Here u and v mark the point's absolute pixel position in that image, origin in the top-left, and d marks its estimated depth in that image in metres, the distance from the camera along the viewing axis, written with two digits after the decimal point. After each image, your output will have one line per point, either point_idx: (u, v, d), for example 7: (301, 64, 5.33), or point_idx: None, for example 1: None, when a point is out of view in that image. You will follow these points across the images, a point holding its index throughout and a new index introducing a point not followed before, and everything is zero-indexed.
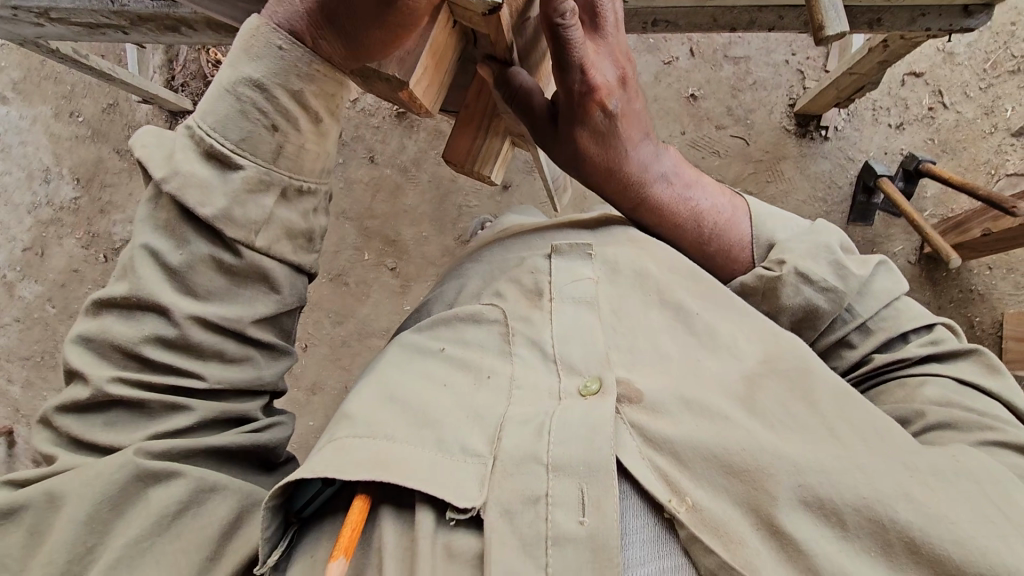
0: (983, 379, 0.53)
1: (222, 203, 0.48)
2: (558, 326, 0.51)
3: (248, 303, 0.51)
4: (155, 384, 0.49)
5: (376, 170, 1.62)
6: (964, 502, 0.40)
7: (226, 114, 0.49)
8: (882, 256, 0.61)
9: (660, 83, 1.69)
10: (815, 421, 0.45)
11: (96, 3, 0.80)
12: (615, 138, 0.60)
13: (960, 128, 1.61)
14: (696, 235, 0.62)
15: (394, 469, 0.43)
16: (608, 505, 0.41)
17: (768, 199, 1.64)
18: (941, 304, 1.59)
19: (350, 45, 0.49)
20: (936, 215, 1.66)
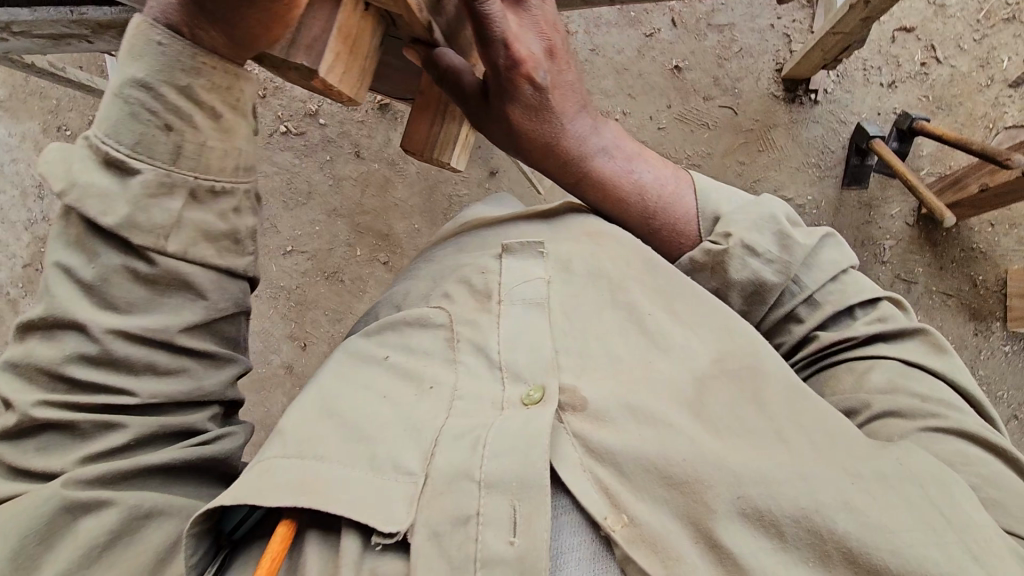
0: (928, 358, 0.58)
1: (125, 211, 0.48)
2: (504, 333, 0.55)
3: (173, 310, 0.51)
4: (83, 404, 0.49)
5: (363, 165, 1.61)
6: (900, 505, 0.46)
7: (117, 119, 0.49)
8: (829, 227, 0.65)
9: (644, 58, 1.64)
10: (759, 427, 0.50)
11: (55, 13, 0.79)
12: (547, 110, 0.64)
13: (954, 83, 1.60)
14: (640, 207, 0.67)
15: (319, 491, 0.46)
16: (537, 521, 0.44)
17: (760, 168, 1.61)
18: (942, 265, 1.59)
19: (232, 34, 0.50)
20: (932, 173, 1.62)
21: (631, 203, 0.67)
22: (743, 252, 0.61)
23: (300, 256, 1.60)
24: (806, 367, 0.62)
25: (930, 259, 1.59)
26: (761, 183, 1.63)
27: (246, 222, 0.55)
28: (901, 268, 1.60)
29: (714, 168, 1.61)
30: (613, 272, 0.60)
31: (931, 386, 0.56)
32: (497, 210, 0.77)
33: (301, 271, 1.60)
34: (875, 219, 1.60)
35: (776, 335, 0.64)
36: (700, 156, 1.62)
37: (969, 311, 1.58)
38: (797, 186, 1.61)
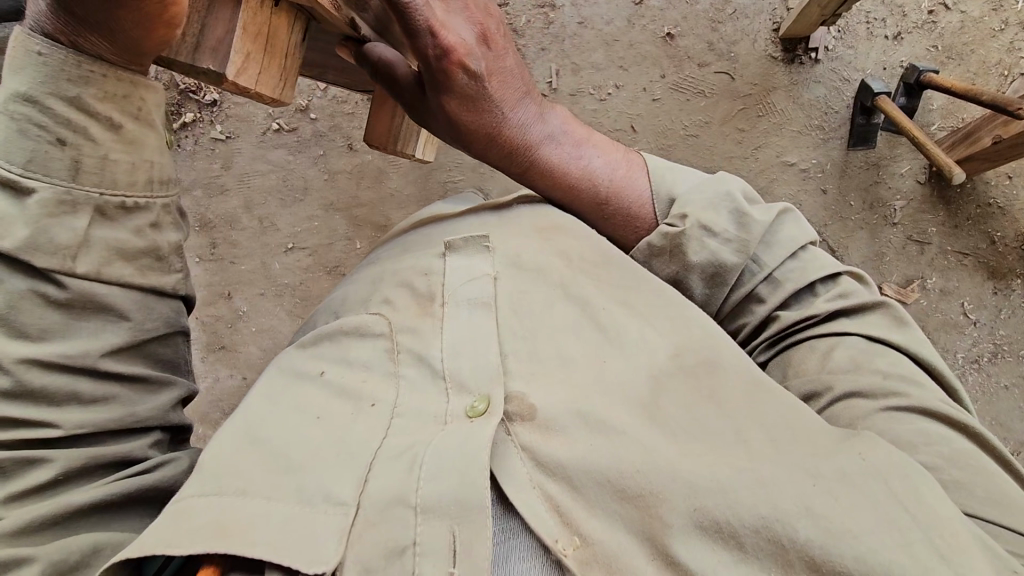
0: (888, 330, 0.68)
1: (24, 235, 0.52)
2: (444, 338, 0.63)
3: (92, 332, 0.56)
4: (0, 442, 0.51)
5: (356, 157, 1.58)
6: (867, 504, 0.49)
7: (7, 137, 0.53)
8: (788, 205, 0.76)
9: (634, 27, 1.56)
10: (709, 429, 0.56)
11: None
12: (477, 96, 0.73)
13: (966, 30, 1.52)
14: (591, 191, 0.78)
15: (237, 535, 0.52)
16: (477, 546, 0.51)
17: (760, 135, 1.55)
18: (958, 223, 1.52)
19: (114, 37, 0.55)
20: (944, 128, 1.53)
21: (583, 186, 0.78)
22: (701, 234, 0.71)
23: (301, 252, 1.58)
24: (771, 346, 0.71)
25: (947, 218, 1.52)
26: (765, 147, 1.55)
27: (166, 238, 0.62)
28: (913, 229, 1.53)
29: (713, 137, 1.55)
30: (570, 278, 0.68)
31: (892, 359, 0.65)
32: (449, 207, 0.85)
33: (302, 267, 1.58)
34: (884, 179, 1.53)
35: (741, 315, 0.74)
36: (697, 126, 1.55)
37: (988, 271, 1.52)
38: (800, 150, 1.54)
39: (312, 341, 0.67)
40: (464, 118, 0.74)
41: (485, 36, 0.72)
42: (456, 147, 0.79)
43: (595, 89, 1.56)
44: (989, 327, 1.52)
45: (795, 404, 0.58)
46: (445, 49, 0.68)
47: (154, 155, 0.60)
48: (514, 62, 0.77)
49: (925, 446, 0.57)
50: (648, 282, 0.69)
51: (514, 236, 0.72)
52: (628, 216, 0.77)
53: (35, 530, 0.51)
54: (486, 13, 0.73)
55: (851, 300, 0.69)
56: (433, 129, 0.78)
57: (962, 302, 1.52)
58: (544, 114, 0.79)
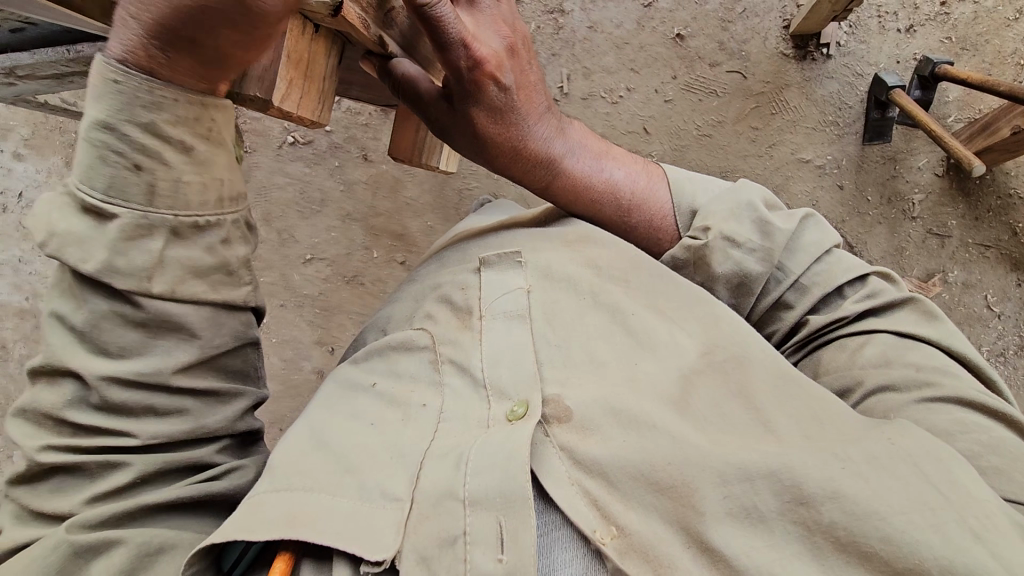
0: (916, 325, 0.68)
1: (103, 256, 0.54)
2: (483, 347, 0.65)
3: (166, 352, 0.59)
4: (87, 447, 0.57)
5: (373, 168, 1.61)
6: (899, 486, 0.49)
7: (90, 165, 0.54)
8: (810, 210, 0.76)
9: (644, 29, 1.57)
10: (743, 420, 0.58)
11: (56, 55, 0.87)
12: (505, 108, 0.73)
13: (979, 20, 1.51)
14: (614, 203, 0.79)
15: (308, 523, 0.55)
16: (522, 536, 0.53)
17: (774, 133, 1.54)
18: (978, 215, 1.51)
19: (203, 65, 0.55)
20: (960, 119, 1.52)
21: (605, 199, 0.79)
22: (724, 244, 0.71)
23: (320, 263, 1.60)
24: (805, 350, 0.72)
25: (967, 210, 1.51)
26: (778, 146, 1.54)
27: (235, 253, 0.63)
28: (933, 222, 1.52)
29: (727, 137, 1.55)
30: (598, 283, 0.69)
31: (925, 351, 0.65)
32: (484, 220, 0.89)
33: (322, 278, 1.60)
34: (901, 173, 1.52)
35: (770, 323, 0.75)
36: (710, 126, 1.56)
37: (1011, 262, 1.51)
38: (815, 147, 1.54)
39: (362, 356, 0.70)
40: (490, 130, 0.75)
41: (514, 47, 0.72)
42: (477, 159, 0.79)
43: (606, 93, 1.57)
44: (1014, 319, 1.50)
45: (823, 398, 0.59)
46: (477, 61, 0.68)
47: (223, 172, 0.61)
48: (537, 73, 0.77)
49: (962, 435, 0.57)
50: (678, 281, 0.70)
51: (548, 247, 0.73)
52: (651, 227, 0.79)
53: (117, 523, 0.57)
54: (513, 24, 0.73)
55: (879, 299, 0.70)
56: (456, 142, 0.77)
57: (985, 294, 1.51)
58: (564, 127, 0.80)
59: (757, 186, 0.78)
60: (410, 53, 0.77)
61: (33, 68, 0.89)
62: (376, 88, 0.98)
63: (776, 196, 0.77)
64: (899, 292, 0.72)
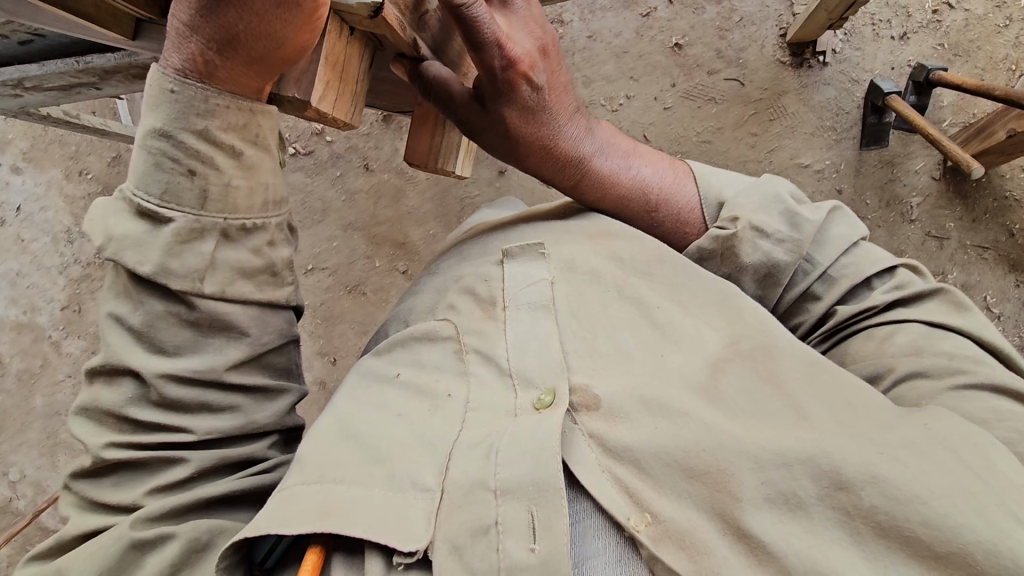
0: (949, 317, 0.68)
1: (158, 258, 0.56)
2: (509, 337, 0.65)
3: (217, 351, 0.60)
4: (147, 443, 0.59)
5: (374, 177, 1.61)
6: (937, 471, 0.48)
7: (147, 170, 0.56)
8: (836, 203, 0.77)
9: (642, 38, 1.60)
10: (777, 406, 0.57)
11: (65, 65, 0.88)
12: (537, 107, 0.74)
13: (971, 27, 1.54)
14: (643, 200, 0.79)
15: (340, 516, 0.55)
16: (555, 525, 0.52)
17: (774, 138, 1.57)
18: (976, 217, 1.53)
19: (254, 64, 0.57)
20: (955, 124, 1.55)
21: (633, 195, 0.80)
22: (753, 235, 0.72)
23: (323, 272, 1.61)
24: (833, 339, 0.73)
25: (964, 212, 1.53)
26: (779, 151, 1.56)
27: (279, 254, 0.63)
28: (931, 225, 1.54)
29: (726, 143, 1.57)
30: (623, 275, 0.70)
31: (955, 341, 0.66)
32: (501, 215, 0.89)
33: (324, 287, 1.61)
34: (898, 176, 1.55)
35: (798, 313, 0.75)
36: (710, 132, 1.57)
37: (1008, 263, 1.52)
38: (814, 152, 1.56)
39: (384, 349, 0.70)
40: (520, 128, 0.75)
41: (545, 48, 0.74)
42: (505, 159, 0.80)
43: (606, 101, 1.59)
44: (1012, 320, 1.51)
45: (855, 383, 0.59)
46: (512, 61, 0.69)
47: (269, 177, 0.62)
48: (565, 73, 0.78)
49: (1000, 422, 0.55)
50: (703, 274, 0.71)
51: (571, 241, 0.74)
52: (678, 222, 0.79)
53: (176, 517, 0.58)
54: (543, 25, 0.74)
55: (907, 290, 0.71)
56: (485, 142, 0.78)
57: (984, 295, 1.52)
58: (592, 127, 0.81)
59: (782, 181, 0.78)
60: (440, 56, 0.77)
61: (41, 80, 0.90)
62: (388, 93, 0.99)
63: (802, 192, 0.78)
64: (928, 283, 0.73)
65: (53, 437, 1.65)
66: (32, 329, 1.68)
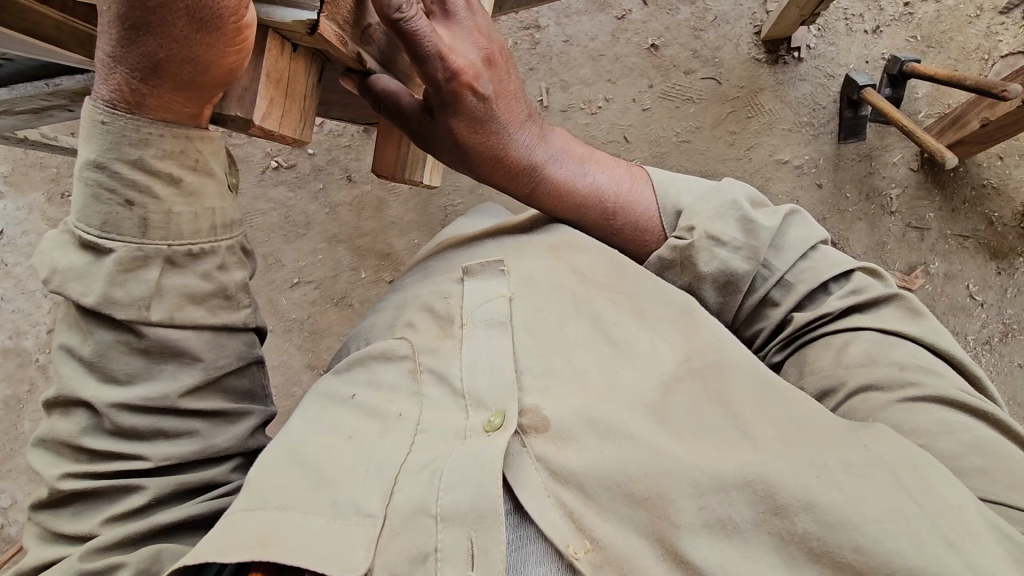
0: (904, 324, 0.69)
1: (101, 289, 0.56)
2: (463, 358, 0.65)
3: (169, 377, 0.60)
4: (101, 472, 0.59)
5: (356, 188, 1.61)
6: (874, 494, 0.49)
7: (86, 203, 0.56)
8: (794, 207, 0.78)
9: (619, 41, 1.60)
10: (726, 426, 0.57)
11: (33, 89, 0.87)
12: (483, 118, 0.74)
13: (943, 18, 1.55)
14: (600, 208, 0.80)
15: (279, 545, 0.54)
16: (491, 551, 0.53)
17: (752, 136, 1.57)
18: (954, 207, 1.53)
19: (183, 90, 0.56)
20: (931, 114, 1.56)
21: (591, 203, 0.80)
22: (710, 244, 0.73)
23: (308, 286, 1.60)
24: (791, 345, 0.73)
25: (943, 203, 1.54)
26: (758, 149, 1.57)
27: (232, 278, 0.63)
28: (911, 216, 1.54)
29: (705, 142, 1.58)
30: (579, 290, 0.70)
31: (907, 349, 0.66)
32: (468, 227, 0.90)
33: (310, 301, 1.60)
34: (877, 169, 1.55)
35: (757, 320, 0.75)
36: (689, 132, 1.58)
37: (990, 251, 1.52)
38: (792, 148, 1.57)
39: (344, 367, 0.69)
40: (470, 140, 0.76)
41: (491, 58, 0.73)
42: (460, 170, 0.80)
43: (585, 104, 1.59)
44: (997, 308, 1.51)
45: (804, 401, 0.58)
46: (455, 72, 0.69)
47: (215, 201, 0.61)
48: (515, 81, 0.78)
49: (946, 435, 0.58)
50: (661, 286, 0.71)
51: (527, 256, 0.74)
52: (636, 229, 0.79)
53: (130, 546, 0.58)
54: (490, 33, 0.74)
55: (864, 296, 0.71)
56: (439, 153, 0.78)
57: (967, 284, 1.52)
58: (545, 135, 0.81)
59: (741, 185, 0.79)
60: (389, 70, 0.76)
61: (11, 105, 0.89)
62: (356, 106, 0.99)
63: (761, 194, 0.78)
64: (885, 288, 0.72)
65: None
66: (18, 354, 1.67)
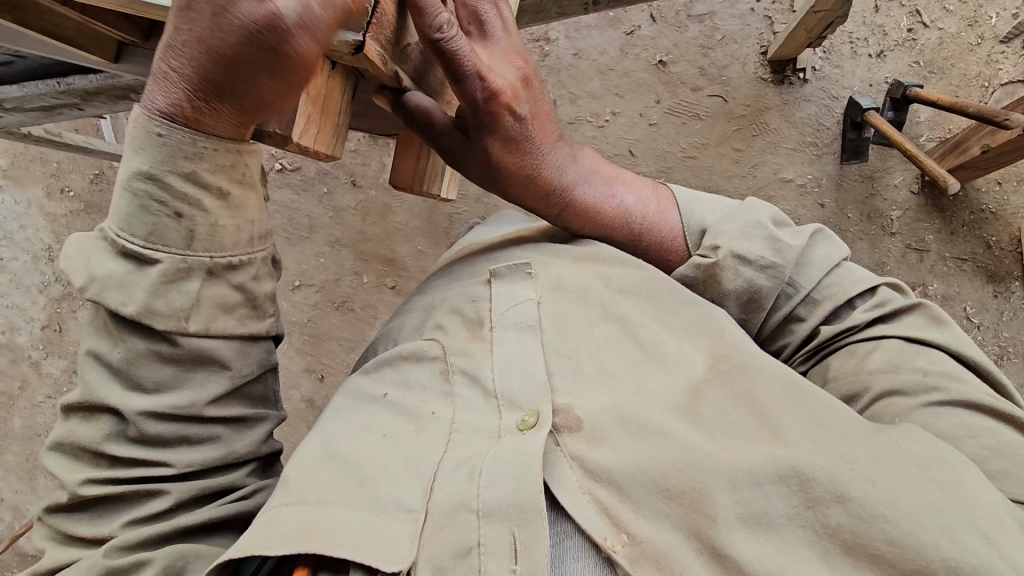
0: (927, 330, 0.71)
1: (142, 298, 0.56)
2: (495, 359, 0.66)
3: (199, 384, 0.61)
4: (123, 477, 0.59)
5: (362, 193, 1.61)
6: (905, 487, 0.49)
7: (130, 213, 0.55)
8: (819, 225, 0.79)
9: (628, 56, 1.62)
10: (755, 424, 0.58)
11: (46, 87, 0.88)
12: (518, 138, 0.76)
13: (945, 45, 1.58)
14: (628, 230, 0.81)
15: (325, 537, 0.55)
16: (535, 546, 0.53)
17: (756, 153, 1.59)
18: (953, 230, 1.56)
19: (243, 108, 0.55)
20: (932, 139, 1.59)
21: (618, 224, 0.81)
22: (734, 262, 0.74)
23: (310, 289, 1.60)
24: (813, 358, 0.75)
25: (942, 225, 1.56)
26: (761, 167, 1.59)
27: (262, 289, 0.64)
28: (911, 237, 1.57)
29: (711, 158, 1.60)
30: (608, 296, 0.71)
31: (931, 357, 0.68)
32: (489, 234, 0.90)
33: (311, 305, 1.60)
34: (878, 191, 1.58)
35: (783, 335, 0.77)
36: (693, 148, 1.60)
37: (987, 274, 1.55)
38: (796, 167, 1.59)
39: (373, 367, 0.71)
40: (503, 160, 0.77)
41: (528, 79, 0.75)
42: (490, 188, 0.81)
43: (592, 117, 1.62)
44: (993, 330, 1.54)
45: (829, 402, 0.59)
46: (493, 92, 0.70)
47: (254, 214, 0.62)
48: (549, 102, 0.79)
49: (970, 439, 0.58)
50: (683, 296, 0.73)
51: (556, 262, 0.75)
52: (661, 249, 0.81)
53: (150, 546, 0.59)
54: (525, 54, 0.75)
55: (886, 308, 0.73)
56: (468, 172, 0.79)
57: (965, 306, 1.55)
58: (575, 155, 0.82)
59: (766, 206, 0.79)
60: (422, 87, 0.75)
61: (23, 103, 0.90)
62: (375, 117, 0.99)
63: (784, 215, 0.79)
64: (908, 300, 0.74)
65: (31, 459, 1.62)
66: (12, 350, 1.65)
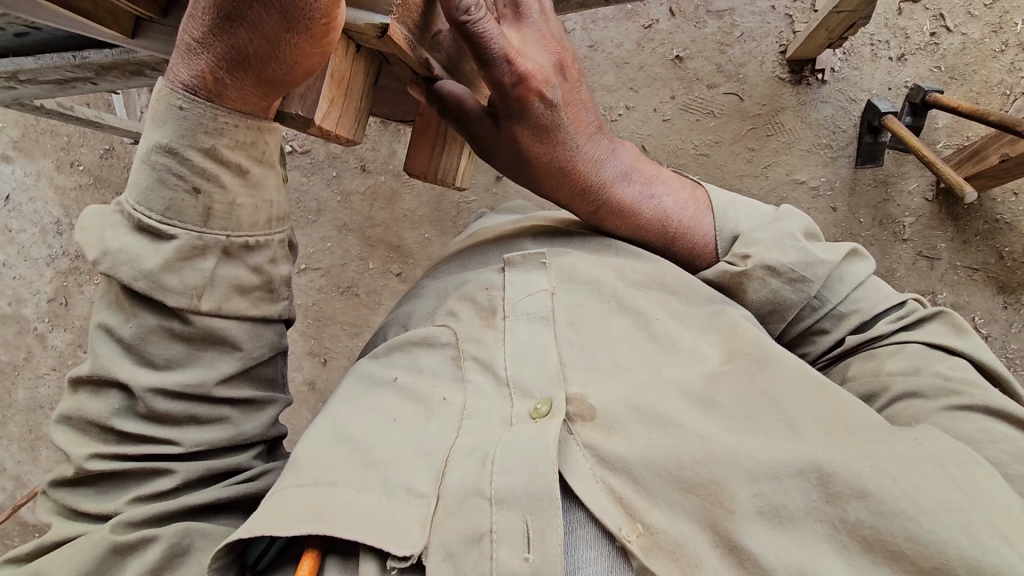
0: (950, 337, 0.70)
1: (154, 274, 0.55)
2: (507, 348, 0.65)
3: (210, 365, 0.60)
4: (133, 454, 0.59)
5: (370, 178, 1.60)
6: (926, 485, 0.49)
7: (149, 185, 0.55)
8: (855, 244, 0.78)
9: (644, 50, 1.61)
10: (773, 418, 0.57)
11: (60, 59, 0.87)
12: (546, 126, 0.73)
13: (968, 51, 1.55)
14: (662, 232, 0.79)
15: (337, 520, 0.55)
16: (547, 535, 0.52)
17: (769, 154, 1.58)
18: (966, 239, 1.54)
19: (265, 77, 0.55)
20: (949, 145, 1.57)
21: (653, 225, 0.79)
22: (765, 274, 0.73)
23: (315, 272, 1.60)
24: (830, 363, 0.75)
25: (954, 233, 1.54)
26: (773, 167, 1.57)
27: (277, 272, 0.63)
28: (923, 244, 1.55)
29: (723, 156, 1.58)
30: (621, 288, 0.71)
31: (954, 364, 0.68)
32: (502, 222, 0.90)
33: (316, 288, 1.60)
34: (892, 196, 1.56)
35: (803, 344, 0.77)
36: (705, 146, 1.58)
37: (998, 285, 1.53)
38: (809, 169, 1.57)
39: (383, 351, 0.70)
40: (532, 149, 0.75)
41: (563, 64, 0.73)
42: (520, 179, 0.79)
43: (605, 111, 1.60)
44: (1001, 342, 1.52)
45: (845, 400, 0.59)
46: (522, 76, 0.69)
47: (274, 195, 0.62)
48: (587, 92, 0.78)
49: (990, 442, 0.58)
50: (700, 287, 0.74)
51: (570, 253, 0.75)
52: (690, 254, 0.80)
53: (156, 524, 0.59)
54: (562, 41, 0.74)
55: (909, 317, 0.72)
56: (498, 161, 0.77)
57: (973, 316, 1.53)
58: (616, 150, 0.80)
59: (796, 216, 0.79)
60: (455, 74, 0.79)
61: (35, 74, 0.89)
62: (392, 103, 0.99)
63: (819, 227, 0.78)
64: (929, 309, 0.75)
65: (34, 430, 1.63)
66: (18, 321, 1.66)
